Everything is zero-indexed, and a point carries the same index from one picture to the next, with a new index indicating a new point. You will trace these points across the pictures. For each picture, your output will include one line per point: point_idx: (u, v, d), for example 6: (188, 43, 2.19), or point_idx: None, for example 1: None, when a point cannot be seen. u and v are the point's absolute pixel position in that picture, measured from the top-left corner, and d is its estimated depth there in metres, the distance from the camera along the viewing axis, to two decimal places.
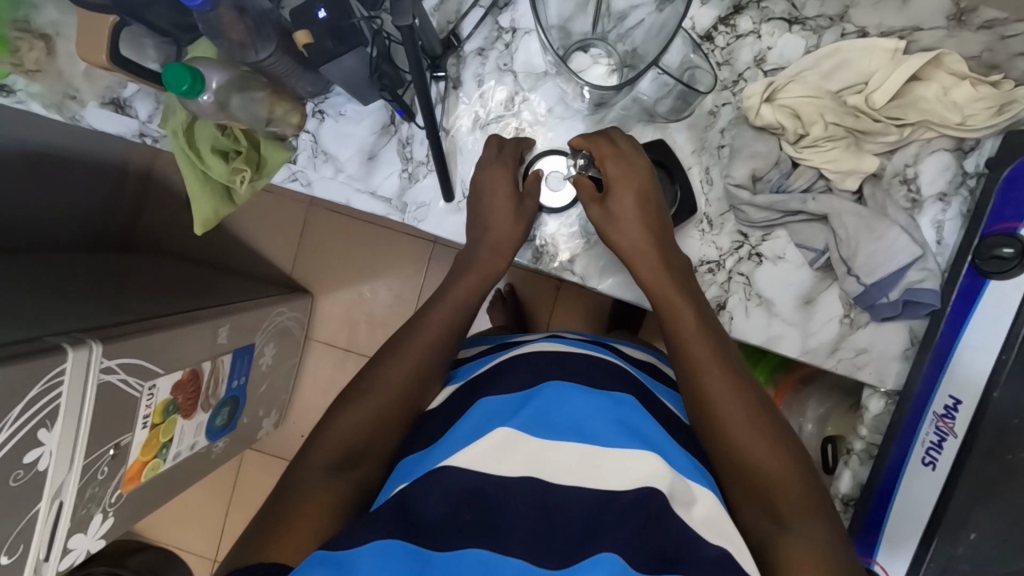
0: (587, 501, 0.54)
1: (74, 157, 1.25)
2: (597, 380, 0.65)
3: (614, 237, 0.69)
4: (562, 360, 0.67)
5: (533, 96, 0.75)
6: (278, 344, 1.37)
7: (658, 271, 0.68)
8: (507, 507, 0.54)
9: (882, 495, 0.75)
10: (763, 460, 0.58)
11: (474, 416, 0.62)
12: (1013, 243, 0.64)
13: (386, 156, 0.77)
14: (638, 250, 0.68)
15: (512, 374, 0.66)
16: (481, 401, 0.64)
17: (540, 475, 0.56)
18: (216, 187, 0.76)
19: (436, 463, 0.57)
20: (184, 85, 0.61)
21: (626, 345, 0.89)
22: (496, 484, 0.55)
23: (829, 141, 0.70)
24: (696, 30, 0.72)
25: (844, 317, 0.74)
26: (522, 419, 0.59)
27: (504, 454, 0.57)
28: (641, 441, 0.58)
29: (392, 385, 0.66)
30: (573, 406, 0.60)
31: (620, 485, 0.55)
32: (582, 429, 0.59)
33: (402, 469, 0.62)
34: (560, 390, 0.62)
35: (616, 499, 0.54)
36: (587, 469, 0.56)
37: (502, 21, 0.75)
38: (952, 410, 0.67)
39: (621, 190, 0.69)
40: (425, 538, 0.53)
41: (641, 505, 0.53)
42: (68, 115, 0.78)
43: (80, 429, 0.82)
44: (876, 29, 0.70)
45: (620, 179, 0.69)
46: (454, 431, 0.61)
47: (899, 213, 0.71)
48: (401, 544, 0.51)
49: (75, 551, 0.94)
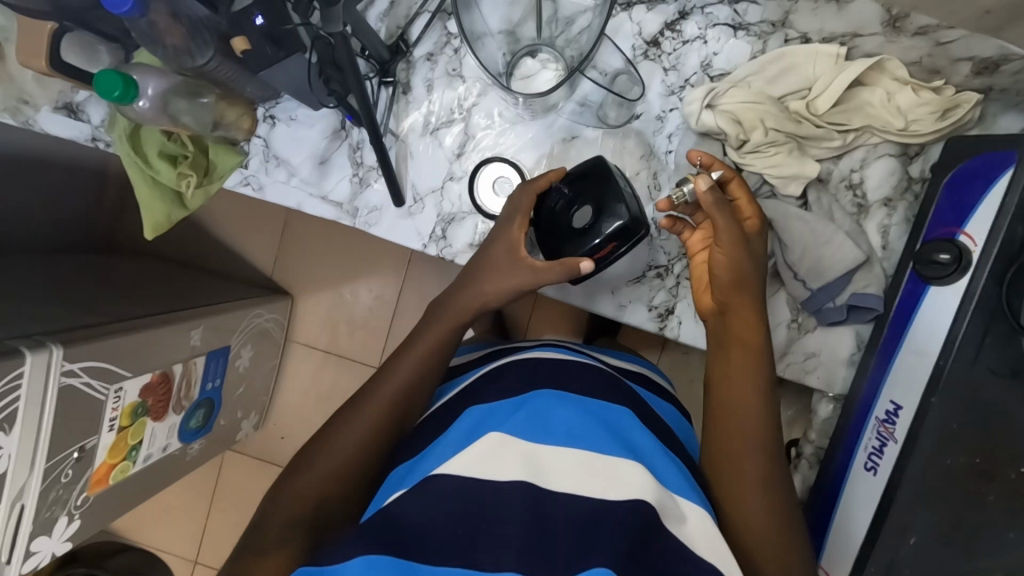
0: (579, 513, 0.52)
1: (50, 161, 1.26)
2: (594, 390, 0.62)
3: (735, 260, 0.65)
4: (561, 369, 0.64)
5: (482, 101, 0.75)
6: (255, 346, 1.37)
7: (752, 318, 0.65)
8: (495, 515, 0.52)
9: (828, 501, 0.76)
10: (784, 535, 0.58)
11: (466, 421, 0.59)
12: (950, 249, 0.64)
13: (337, 160, 0.77)
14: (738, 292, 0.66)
15: (506, 376, 0.64)
16: (472, 407, 0.61)
17: (532, 482, 0.53)
18: (167, 192, 0.76)
19: (428, 470, 0.55)
20: (116, 91, 0.61)
21: (612, 355, 0.86)
22: (465, 499, 0.53)
23: (772, 147, 0.70)
24: (642, 36, 0.72)
25: (791, 322, 0.74)
26: (514, 426, 0.56)
27: (495, 460, 0.54)
28: (632, 453, 0.56)
29: (379, 401, 0.64)
30: (567, 413, 0.58)
31: (611, 496, 0.52)
32: (572, 436, 0.56)
33: (388, 479, 0.60)
34: (556, 397, 0.59)
35: (609, 513, 0.51)
36: (578, 478, 0.54)
37: (450, 27, 0.75)
38: (893, 415, 0.67)
39: (755, 238, 0.67)
40: (409, 551, 0.50)
41: (636, 516, 0.51)
42: (22, 120, 0.79)
43: (40, 432, 0.82)
44: (817, 35, 0.69)
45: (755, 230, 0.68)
46: (445, 436, 0.59)
47: (843, 218, 0.71)
48: (385, 558, 0.49)
49: (39, 553, 0.93)
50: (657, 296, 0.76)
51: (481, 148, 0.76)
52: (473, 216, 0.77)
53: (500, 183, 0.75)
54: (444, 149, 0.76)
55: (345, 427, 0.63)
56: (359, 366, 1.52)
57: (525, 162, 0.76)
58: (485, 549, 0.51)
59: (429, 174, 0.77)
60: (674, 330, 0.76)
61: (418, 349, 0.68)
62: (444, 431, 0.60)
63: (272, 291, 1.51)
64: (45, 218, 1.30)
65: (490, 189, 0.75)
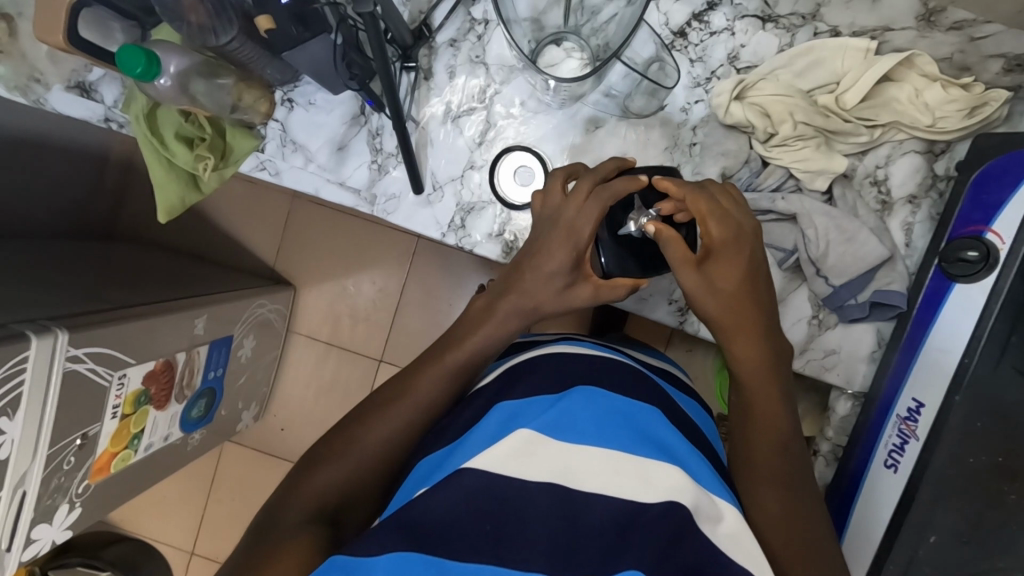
0: (610, 516, 0.51)
1: (53, 144, 1.24)
2: (620, 386, 0.61)
3: (704, 295, 0.60)
4: (589, 367, 0.63)
5: (505, 89, 0.74)
6: (257, 336, 1.36)
7: (752, 329, 0.61)
8: (520, 513, 0.51)
9: (845, 498, 0.76)
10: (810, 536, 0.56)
11: (496, 414, 0.58)
12: (978, 246, 0.63)
13: (355, 146, 0.76)
14: (729, 322, 0.61)
15: (535, 373, 0.63)
16: (499, 404, 0.60)
17: (559, 483, 0.52)
18: (181, 175, 0.75)
19: (458, 465, 0.54)
20: (139, 68, 0.60)
21: (638, 352, 0.86)
22: (492, 493, 0.51)
23: (799, 141, 0.70)
24: (670, 26, 0.72)
25: (812, 318, 0.74)
26: (543, 422, 0.55)
27: (526, 460, 0.53)
28: (664, 452, 0.55)
29: (407, 397, 0.64)
30: (597, 411, 0.57)
31: (644, 496, 0.52)
32: (601, 431, 0.55)
33: (413, 475, 0.59)
34: (587, 395, 0.58)
35: (643, 513, 0.51)
36: (608, 477, 0.53)
37: (475, 12, 0.74)
38: (915, 413, 0.67)
39: (724, 252, 0.60)
40: (432, 545, 0.49)
41: (666, 519, 0.50)
42: (32, 98, 0.77)
43: (44, 417, 0.81)
44: (848, 29, 0.69)
45: (723, 242, 0.60)
46: (473, 432, 0.58)
47: (868, 215, 0.71)
48: (415, 557, 0.47)
49: (39, 541, 0.92)
50: (677, 291, 0.75)
51: (503, 137, 0.75)
52: (493, 206, 0.75)
53: (517, 172, 0.75)
54: (464, 138, 0.75)
55: (370, 421, 0.62)
56: (360, 359, 1.51)
57: (547, 151, 0.75)
58: (517, 547, 0.49)
59: (448, 163, 0.75)
60: (693, 326, 0.76)
61: (442, 344, 0.67)
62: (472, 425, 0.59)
63: (274, 281, 1.49)
64: (46, 202, 1.28)
65: (507, 174, 0.75)
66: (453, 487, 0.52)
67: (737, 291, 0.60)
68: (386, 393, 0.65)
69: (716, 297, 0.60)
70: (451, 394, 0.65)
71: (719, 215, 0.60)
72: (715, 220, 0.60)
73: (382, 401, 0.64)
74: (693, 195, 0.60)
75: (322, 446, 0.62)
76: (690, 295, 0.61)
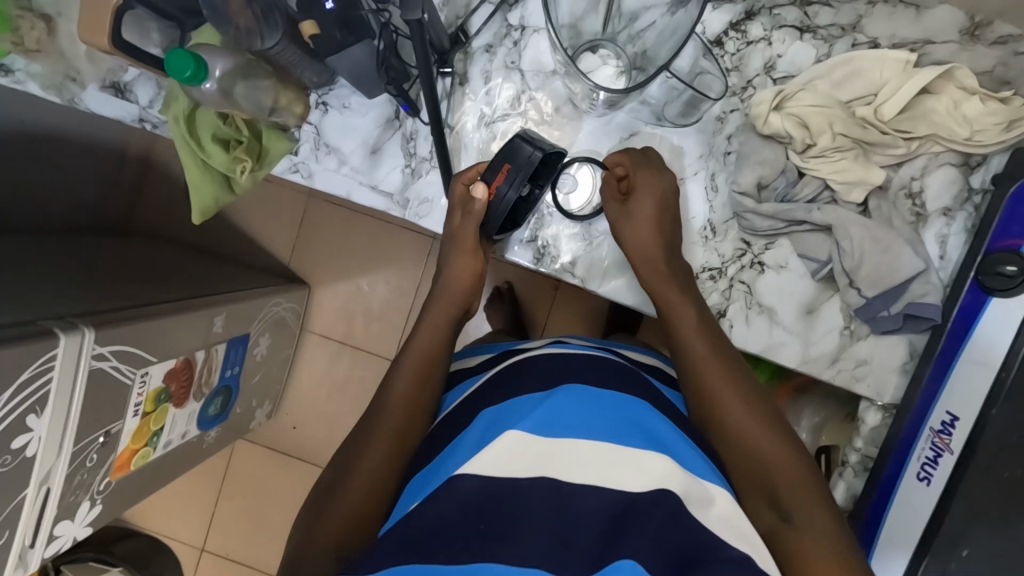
0: (603, 507, 0.53)
1: (75, 140, 1.24)
2: (607, 380, 0.63)
3: (628, 235, 0.70)
4: (568, 367, 0.65)
5: (540, 94, 0.74)
6: (273, 335, 1.36)
7: (671, 287, 0.69)
8: (517, 511, 0.53)
9: (875, 510, 0.75)
10: (781, 469, 0.57)
11: (479, 423, 0.61)
12: (1017, 261, 0.63)
13: (390, 150, 0.76)
14: (641, 249, 0.69)
15: (528, 373, 0.65)
16: (483, 411, 0.63)
17: (553, 478, 0.54)
18: (217, 176, 0.76)
19: (451, 472, 0.56)
20: (187, 72, 0.60)
21: (631, 349, 0.86)
22: (490, 495, 0.54)
23: (837, 152, 0.70)
24: (706, 35, 0.72)
25: (844, 329, 0.74)
26: (532, 422, 0.57)
27: (517, 456, 0.55)
28: (644, 438, 0.57)
29: (397, 406, 0.65)
30: (583, 406, 0.59)
31: (632, 486, 0.54)
32: (591, 424, 0.57)
33: (411, 485, 0.61)
34: (569, 391, 0.60)
35: (635, 503, 0.53)
36: (597, 468, 0.55)
37: (511, 18, 0.74)
38: (950, 426, 0.66)
39: (642, 198, 0.70)
40: (432, 549, 0.51)
41: (659, 505, 0.52)
42: (67, 97, 0.77)
43: (70, 415, 0.81)
44: (888, 41, 0.70)
45: (644, 184, 0.70)
46: (462, 440, 0.60)
47: (903, 226, 0.71)
48: (416, 568, 0.50)
49: (61, 537, 0.92)
50: (710, 299, 0.75)
51: None
52: None
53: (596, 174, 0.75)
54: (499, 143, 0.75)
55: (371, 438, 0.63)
56: (374, 357, 1.51)
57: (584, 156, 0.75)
58: (514, 546, 0.51)
59: None
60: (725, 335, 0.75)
61: (416, 352, 0.70)
62: (459, 435, 0.62)
63: (290, 280, 1.49)
64: (67, 198, 1.28)
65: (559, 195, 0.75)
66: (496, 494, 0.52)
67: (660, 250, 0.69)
68: (371, 415, 0.66)
69: (646, 257, 0.69)
70: (428, 395, 0.68)
71: (641, 165, 0.70)
72: (641, 169, 0.70)
73: (375, 414, 0.66)
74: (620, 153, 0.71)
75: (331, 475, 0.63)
76: (633, 254, 0.70)
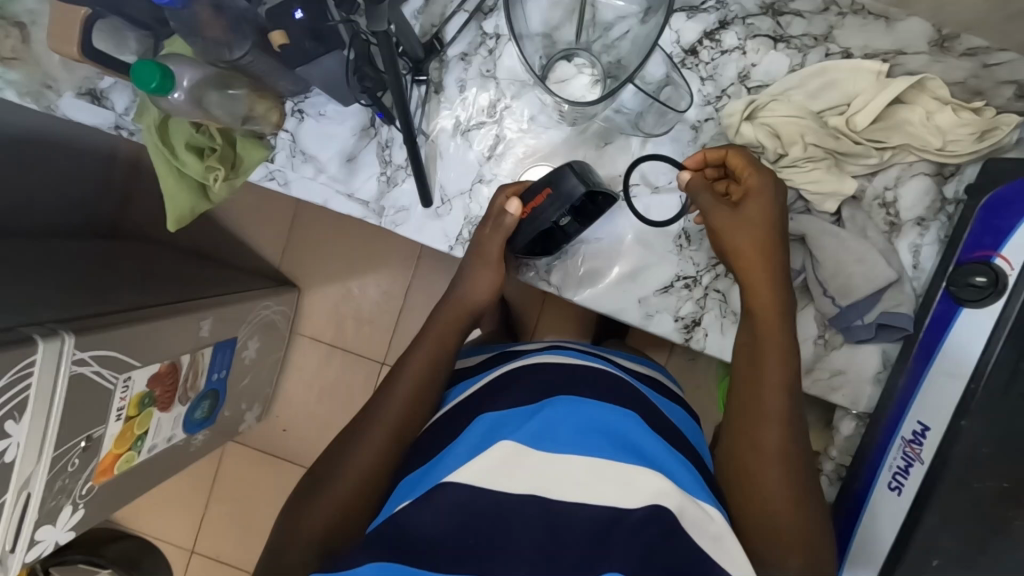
0: (591, 520, 0.53)
1: (64, 144, 1.24)
2: (602, 394, 0.63)
3: (735, 238, 0.66)
4: (572, 376, 0.65)
5: (515, 104, 0.74)
6: (261, 338, 1.36)
7: (775, 310, 0.65)
8: (507, 526, 0.53)
9: (849, 517, 0.75)
10: (793, 515, 0.58)
11: (480, 425, 0.61)
12: (987, 272, 0.63)
13: (366, 158, 0.76)
14: (726, 220, 0.66)
15: (519, 384, 0.65)
16: (483, 414, 0.63)
17: (544, 494, 0.54)
18: (192, 184, 0.76)
19: (439, 479, 0.56)
20: (153, 83, 0.60)
21: (624, 356, 0.86)
22: (473, 507, 0.54)
23: (810, 162, 0.69)
24: (681, 44, 0.72)
25: (818, 338, 0.74)
26: (525, 435, 0.57)
27: (509, 470, 0.55)
28: (640, 458, 0.56)
29: (391, 414, 0.66)
30: (576, 422, 0.58)
31: (626, 502, 0.53)
32: (584, 439, 0.57)
33: (401, 487, 0.62)
34: (567, 404, 0.59)
35: (625, 519, 0.52)
36: (589, 483, 0.54)
37: (486, 27, 0.74)
38: (920, 436, 0.67)
39: (756, 197, 0.66)
40: (418, 557, 0.52)
41: (652, 522, 0.51)
42: (44, 105, 0.77)
43: (50, 420, 0.81)
44: (860, 51, 0.70)
45: (760, 194, 0.66)
46: (457, 443, 0.60)
47: (877, 236, 0.71)
48: (393, 566, 0.51)
49: (44, 541, 0.92)
50: (683, 307, 0.75)
51: (513, 151, 0.75)
52: None
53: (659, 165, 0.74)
54: (475, 151, 0.75)
55: (360, 442, 0.65)
56: (363, 361, 1.51)
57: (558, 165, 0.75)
58: (500, 558, 0.52)
59: (458, 176, 0.76)
60: (700, 342, 0.75)
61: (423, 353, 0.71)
62: (455, 439, 0.62)
63: (279, 283, 1.49)
64: (56, 202, 1.29)
65: None
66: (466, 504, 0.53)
67: (764, 232, 0.65)
68: (373, 407, 0.68)
69: (743, 232, 0.66)
70: (426, 404, 0.69)
71: (762, 171, 0.66)
72: (756, 171, 0.66)
73: (369, 419, 0.67)
74: (733, 151, 0.67)
75: (318, 473, 0.65)
76: (719, 229, 0.67)
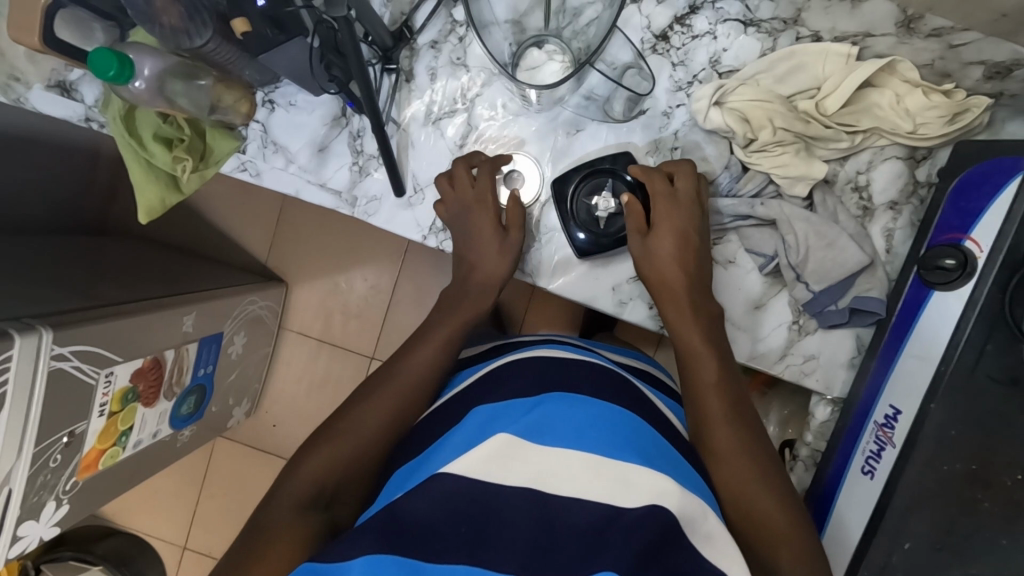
0: (591, 514, 0.52)
1: (44, 140, 1.23)
2: (601, 389, 0.63)
3: (646, 267, 0.69)
4: (564, 371, 0.65)
5: (485, 92, 0.74)
6: (248, 332, 1.35)
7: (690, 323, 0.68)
8: (500, 517, 0.52)
9: (824, 502, 0.76)
10: (763, 501, 0.59)
11: (471, 421, 0.59)
12: (956, 254, 0.63)
13: (337, 148, 0.76)
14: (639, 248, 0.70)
15: (512, 378, 0.64)
16: (478, 406, 0.62)
17: (537, 489, 0.53)
18: (161, 175, 0.75)
19: (435, 469, 0.55)
20: (111, 71, 0.60)
21: (609, 349, 0.86)
22: (465, 500, 0.53)
23: (778, 146, 0.70)
24: (651, 29, 0.71)
25: (793, 324, 0.74)
26: (523, 426, 0.56)
27: (504, 463, 0.54)
28: (637, 453, 0.55)
29: (391, 396, 0.67)
30: (572, 416, 0.58)
31: (620, 500, 0.52)
32: (579, 434, 0.56)
33: (392, 480, 0.60)
34: (562, 399, 0.60)
35: (621, 517, 0.51)
36: (580, 480, 0.53)
37: (455, 14, 0.74)
38: (892, 419, 0.66)
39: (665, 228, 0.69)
40: (411, 548, 0.50)
41: (646, 523, 0.49)
42: (13, 97, 0.77)
43: (29, 417, 0.80)
44: (830, 34, 0.69)
45: (666, 218, 0.68)
46: (453, 433, 0.59)
47: (848, 221, 0.71)
48: (389, 558, 0.48)
49: (27, 537, 0.92)
50: None
51: (484, 140, 0.75)
52: None
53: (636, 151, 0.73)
54: (446, 140, 0.75)
55: (359, 411, 0.66)
56: (352, 355, 1.51)
57: (532, 152, 0.75)
58: (494, 548, 0.51)
59: (429, 165, 0.75)
60: None
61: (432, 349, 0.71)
62: (447, 433, 0.60)
63: (267, 278, 1.49)
64: (38, 198, 1.28)
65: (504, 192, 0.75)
66: (431, 488, 0.53)
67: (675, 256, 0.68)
68: (370, 386, 0.68)
69: (654, 262, 0.69)
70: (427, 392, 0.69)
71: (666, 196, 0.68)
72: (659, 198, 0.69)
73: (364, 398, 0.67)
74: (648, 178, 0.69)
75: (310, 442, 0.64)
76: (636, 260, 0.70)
